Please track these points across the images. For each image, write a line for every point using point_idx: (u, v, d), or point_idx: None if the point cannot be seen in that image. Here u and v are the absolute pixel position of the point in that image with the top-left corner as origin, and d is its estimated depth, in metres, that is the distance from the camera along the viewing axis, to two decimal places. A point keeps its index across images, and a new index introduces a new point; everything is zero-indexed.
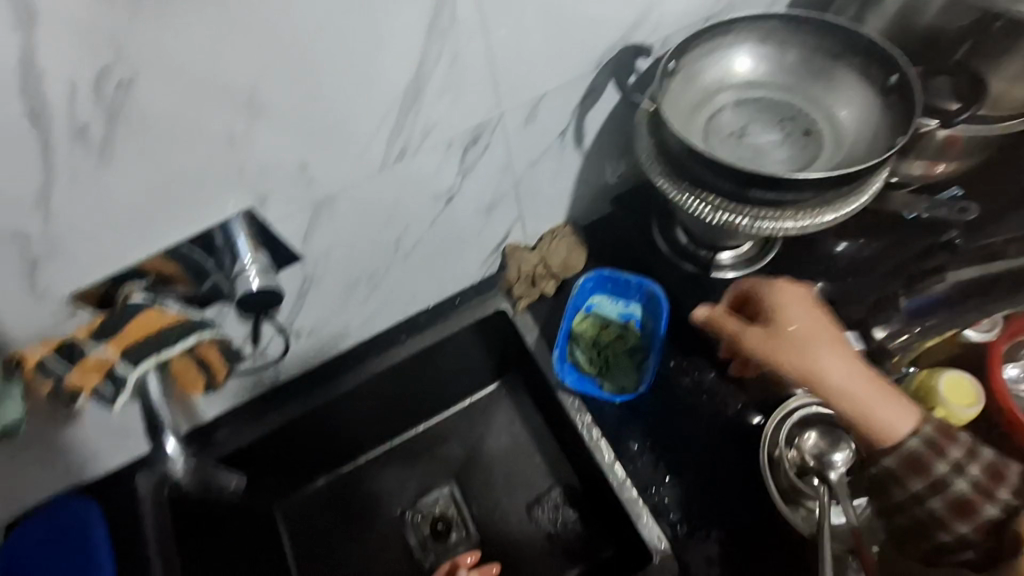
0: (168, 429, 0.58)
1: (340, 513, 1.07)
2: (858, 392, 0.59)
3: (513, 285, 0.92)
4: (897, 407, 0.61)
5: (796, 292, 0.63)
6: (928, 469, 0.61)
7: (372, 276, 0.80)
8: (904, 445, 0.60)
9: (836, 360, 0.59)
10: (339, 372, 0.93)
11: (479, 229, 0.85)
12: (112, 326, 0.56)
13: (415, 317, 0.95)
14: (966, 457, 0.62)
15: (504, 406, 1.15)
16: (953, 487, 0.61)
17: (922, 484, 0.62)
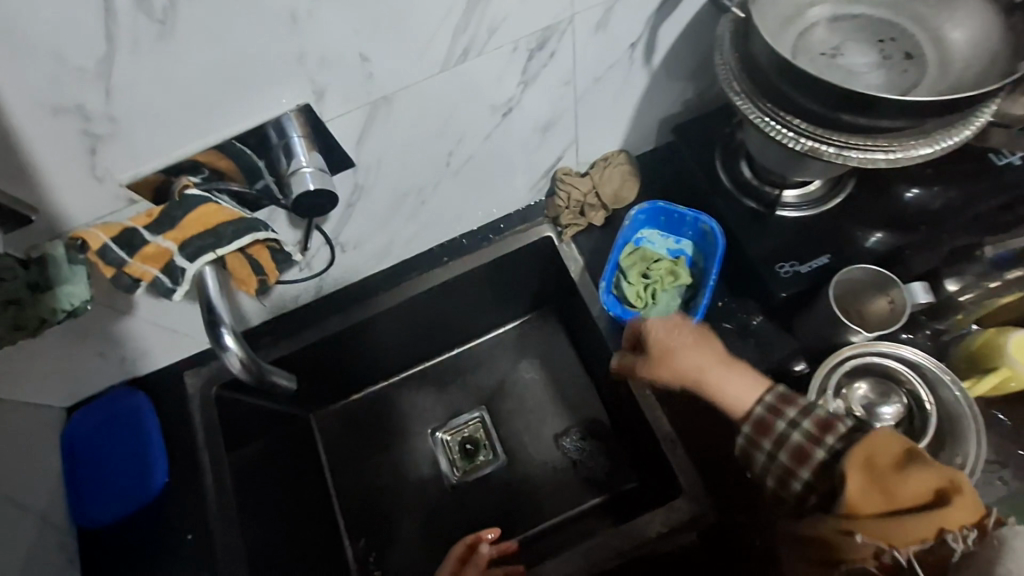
0: (226, 326, 0.56)
1: (374, 427, 1.11)
2: (725, 384, 0.59)
3: (561, 213, 0.90)
4: (729, 386, 0.59)
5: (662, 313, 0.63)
6: (768, 432, 0.59)
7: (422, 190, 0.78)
8: (749, 415, 0.60)
9: (694, 360, 0.60)
10: (379, 289, 0.93)
11: (532, 150, 0.81)
12: (171, 216, 0.55)
13: (458, 239, 0.93)
14: (798, 414, 0.58)
15: (537, 338, 1.15)
16: (793, 439, 0.58)
17: (773, 447, 0.59)
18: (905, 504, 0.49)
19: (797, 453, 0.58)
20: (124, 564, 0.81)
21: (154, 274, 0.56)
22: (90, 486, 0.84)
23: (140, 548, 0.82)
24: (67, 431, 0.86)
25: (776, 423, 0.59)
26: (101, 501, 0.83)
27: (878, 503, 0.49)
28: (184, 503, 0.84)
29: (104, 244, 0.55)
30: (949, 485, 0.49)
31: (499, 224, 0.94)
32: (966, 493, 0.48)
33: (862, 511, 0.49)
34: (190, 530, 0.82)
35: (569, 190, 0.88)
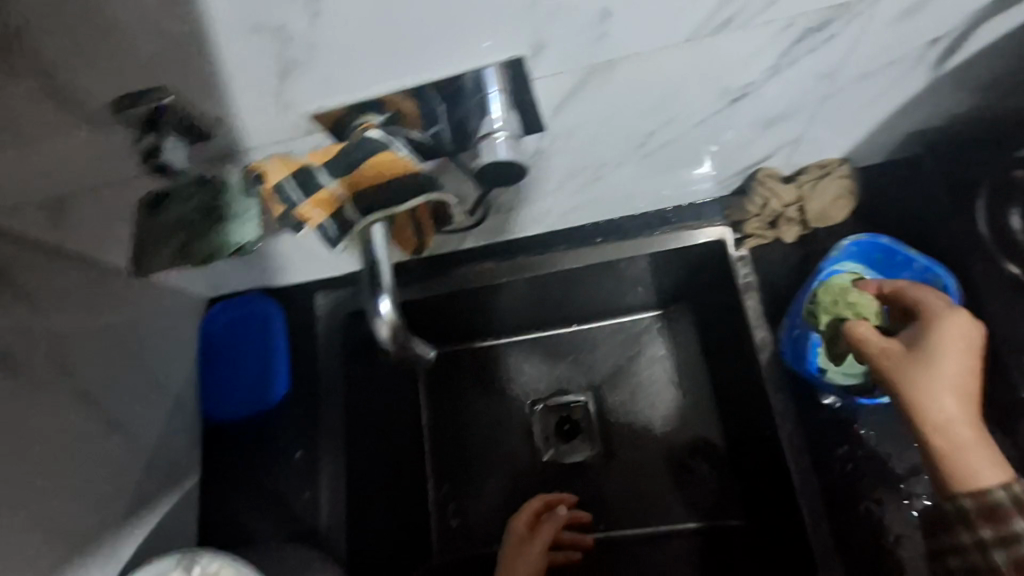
0: (386, 293, 0.54)
1: (474, 383, 1.08)
2: (974, 447, 0.52)
3: (748, 219, 0.77)
4: (979, 458, 0.52)
5: (963, 329, 0.55)
6: (999, 522, 0.51)
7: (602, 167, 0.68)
8: (981, 493, 0.51)
9: (959, 400, 0.53)
10: (519, 256, 0.86)
11: (740, 144, 0.68)
12: (347, 161, 0.51)
13: (615, 221, 0.83)
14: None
15: (663, 336, 1.05)
16: (1020, 533, 0.50)
17: (991, 534, 0.51)
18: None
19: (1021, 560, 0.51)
20: (238, 461, 0.86)
21: (320, 221, 0.51)
22: (219, 379, 0.88)
23: (253, 451, 0.86)
24: (206, 320, 0.90)
25: (1015, 518, 0.50)
26: (226, 399, 0.87)
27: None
28: (296, 419, 0.87)
29: (280, 182, 0.50)
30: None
31: (667, 215, 0.82)
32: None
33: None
34: (299, 449, 0.85)
35: (770, 198, 0.73)
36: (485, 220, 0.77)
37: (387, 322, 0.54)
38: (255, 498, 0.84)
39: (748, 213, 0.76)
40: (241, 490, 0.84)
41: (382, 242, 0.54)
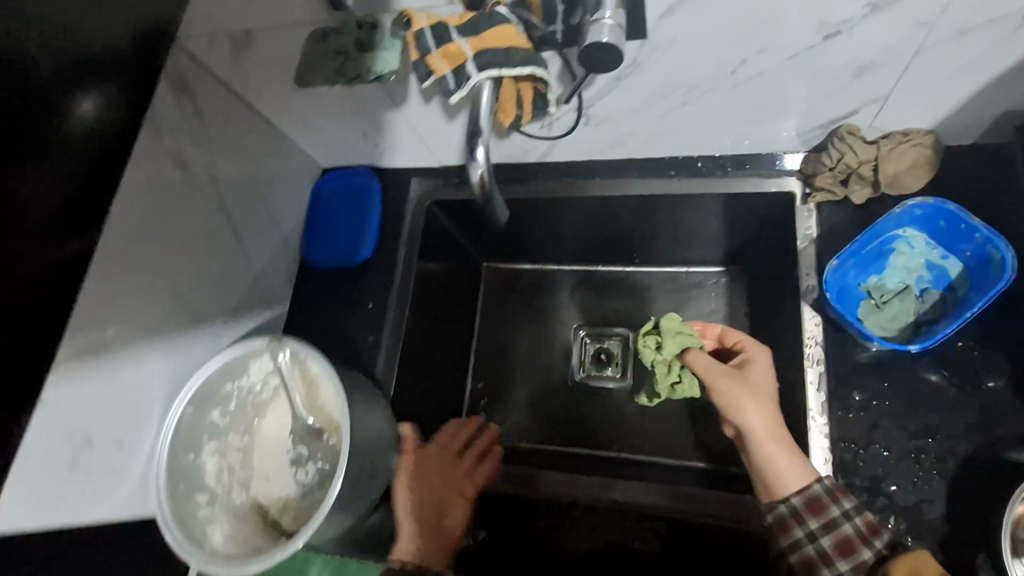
0: (483, 143, 0.63)
1: (527, 298, 1.17)
2: (779, 450, 0.72)
3: (821, 173, 0.80)
4: (783, 454, 0.72)
5: (761, 368, 0.82)
6: (820, 511, 0.67)
7: (689, 94, 0.75)
8: (805, 489, 0.69)
9: (762, 411, 0.76)
10: (597, 175, 0.93)
11: (828, 91, 0.72)
12: (476, 25, 0.61)
13: (693, 159, 0.89)
14: (852, 508, 0.66)
15: (714, 292, 1.08)
16: (840, 524, 0.66)
17: (818, 524, 0.67)
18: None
19: (843, 546, 0.66)
20: (319, 302, 1.00)
21: (444, 72, 0.63)
22: (318, 232, 1.03)
23: (332, 297, 0.99)
24: (319, 184, 1.06)
25: (830, 506, 0.67)
26: (321, 248, 1.01)
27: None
28: (373, 278, 1.00)
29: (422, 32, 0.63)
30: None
31: (743, 160, 0.87)
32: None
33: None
34: (372, 301, 0.98)
35: (846, 152, 0.77)
36: (574, 131, 0.86)
37: (477, 166, 0.64)
38: (325, 334, 0.97)
39: (822, 167, 0.80)
40: (316, 325, 0.98)
41: (489, 102, 0.63)
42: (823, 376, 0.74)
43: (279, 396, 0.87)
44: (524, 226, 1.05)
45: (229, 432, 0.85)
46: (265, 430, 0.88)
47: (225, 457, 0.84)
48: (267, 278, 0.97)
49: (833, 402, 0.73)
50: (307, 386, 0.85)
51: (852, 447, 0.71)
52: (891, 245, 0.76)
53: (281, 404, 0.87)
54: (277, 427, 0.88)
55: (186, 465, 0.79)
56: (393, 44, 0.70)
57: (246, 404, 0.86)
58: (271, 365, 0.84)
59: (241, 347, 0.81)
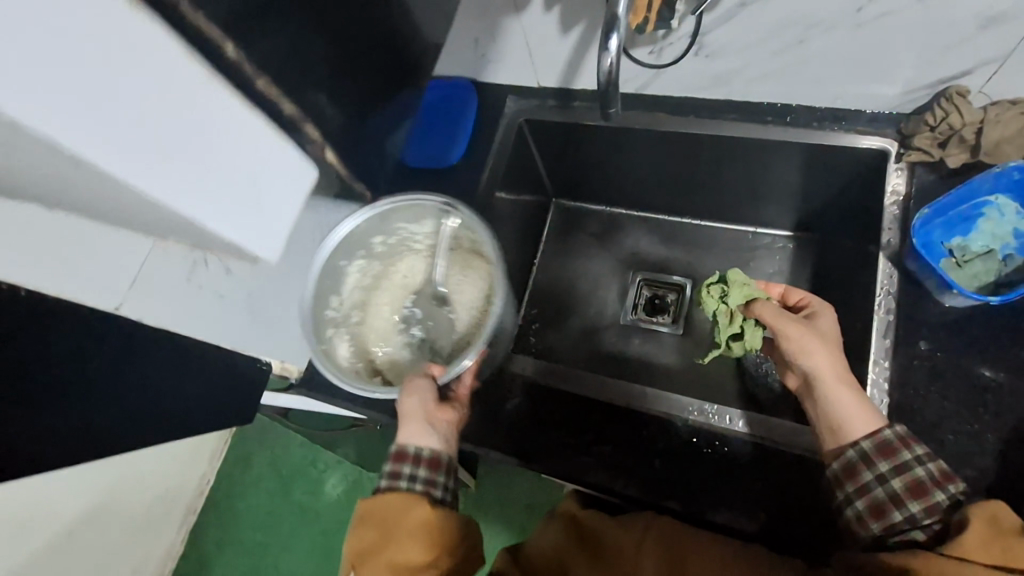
0: (619, 32, 0.67)
1: (591, 237, 1.20)
2: (848, 397, 0.70)
3: (920, 133, 0.82)
4: (853, 402, 0.70)
5: (830, 319, 0.78)
6: (891, 453, 0.65)
7: (807, 30, 0.77)
8: (877, 435, 0.67)
9: (834, 360, 0.73)
10: (692, 114, 0.96)
11: (948, 45, 0.73)
12: None
13: (790, 109, 0.91)
14: (923, 456, 0.64)
15: (778, 256, 1.09)
16: (910, 467, 0.64)
17: (887, 467, 0.65)
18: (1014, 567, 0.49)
19: (915, 489, 0.63)
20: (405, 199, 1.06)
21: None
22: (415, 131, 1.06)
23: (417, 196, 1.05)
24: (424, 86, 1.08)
25: (901, 450, 0.65)
26: (416, 147, 1.05)
27: (986, 549, 0.51)
28: (457, 186, 1.05)
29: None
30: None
31: (843, 115, 0.88)
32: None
33: (963, 549, 0.52)
34: None
35: (951, 111, 0.77)
36: (680, 61, 0.88)
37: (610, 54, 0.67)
38: None
39: (922, 126, 0.81)
40: None
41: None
42: (891, 324, 0.76)
43: (422, 256, 0.96)
44: (607, 162, 1.09)
45: (377, 258, 0.95)
46: (393, 275, 0.96)
47: (363, 276, 0.94)
48: None
49: (900, 349, 0.75)
50: (463, 261, 0.93)
51: (913, 392, 0.72)
52: (981, 209, 0.77)
53: (421, 262, 0.96)
54: (407, 276, 0.97)
55: (336, 268, 0.88)
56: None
57: (405, 248, 0.95)
58: (439, 228, 0.92)
59: (423, 198, 0.87)
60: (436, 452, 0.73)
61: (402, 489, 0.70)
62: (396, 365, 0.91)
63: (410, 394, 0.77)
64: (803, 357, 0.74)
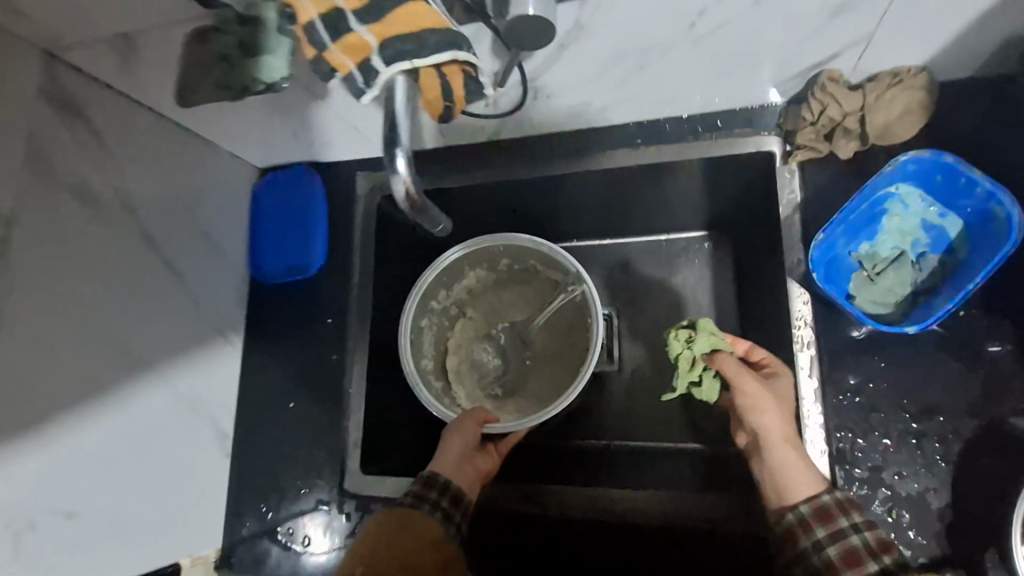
0: (403, 150, 0.55)
1: None
2: (792, 463, 0.63)
3: (801, 128, 0.70)
4: (799, 467, 0.63)
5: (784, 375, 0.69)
6: (828, 520, 0.59)
7: (643, 54, 0.65)
8: (813, 501, 0.61)
9: (783, 420, 0.65)
10: (556, 151, 0.84)
11: (804, 37, 0.62)
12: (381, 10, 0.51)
13: (660, 123, 0.79)
14: (861, 521, 0.59)
15: (698, 259, 1.01)
16: (848, 536, 0.58)
17: (824, 534, 0.59)
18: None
19: (851, 558, 0.57)
20: (280, 321, 0.94)
21: (350, 69, 0.52)
22: (266, 241, 0.96)
23: (293, 314, 0.94)
24: (256, 191, 0.98)
25: (839, 518, 0.59)
26: (274, 258, 0.95)
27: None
28: (332, 292, 0.94)
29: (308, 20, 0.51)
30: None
31: (717, 121, 0.77)
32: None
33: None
34: (331, 315, 0.92)
35: (830, 103, 0.67)
36: (522, 108, 0.76)
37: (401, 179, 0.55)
38: (292, 352, 0.93)
39: (802, 122, 0.70)
40: (278, 348, 0.93)
41: (404, 96, 0.54)
42: (816, 360, 0.68)
43: (533, 298, 0.99)
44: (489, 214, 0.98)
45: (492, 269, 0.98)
46: (498, 302, 1.00)
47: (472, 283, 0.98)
48: (215, 305, 0.90)
49: (827, 388, 0.67)
50: (572, 330, 0.96)
51: (847, 435, 0.66)
52: (883, 206, 0.68)
53: (529, 303, 1.00)
54: (508, 308, 1.01)
55: (456, 267, 0.94)
56: (279, 56, 0.64)
57: (525, 277, 0.98)
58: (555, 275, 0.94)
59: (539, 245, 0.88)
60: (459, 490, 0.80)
61: (419, 511, 0.76)
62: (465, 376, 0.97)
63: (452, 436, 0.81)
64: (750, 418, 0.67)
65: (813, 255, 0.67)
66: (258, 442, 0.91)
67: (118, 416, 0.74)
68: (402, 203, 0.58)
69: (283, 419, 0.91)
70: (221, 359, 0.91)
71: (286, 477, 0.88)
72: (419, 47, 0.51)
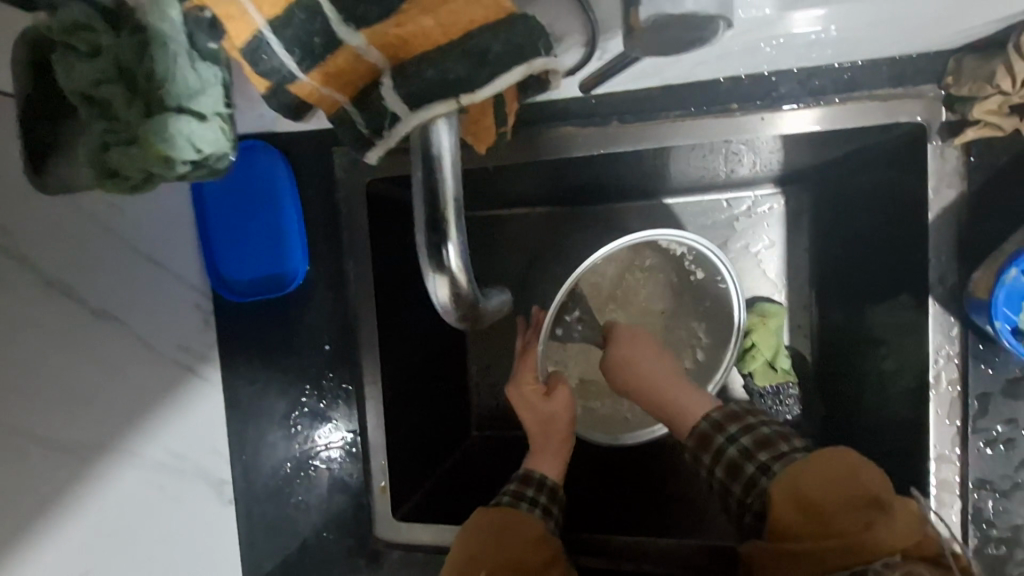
0: (454, 238, 0.32)
1: (521, 258, 0.89)
2: (680, 400, 0.66)
3: (982, 98, 0.51)
4: (686, 396, 0.66)
5: (630, 328, 0.74)
6: (708, 445, 0.61)
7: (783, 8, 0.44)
8: (694, 430, 0.62)
9: (648, 362, 0.70)
10: (613, 119, 0.60)
11: None
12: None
13: (771, 79, 0.57)
14: (738, 431, 0.59)
15: (768, 222, 0.83)
16: (726, 451, 0.59)
17: (720, 469, 0.59)
18: (839, 544, 0.47)
19: (734, 467, 0.57)
20: (265, 343, 0.76)
21: (343, 105, 0.35)
22: (229, 244, 0.74)
23: (280, 333, 0.76)
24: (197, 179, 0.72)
25: (715, 439, 0.61)
26: (243, 265, 0.74)
27: (804, 525, 0.49)
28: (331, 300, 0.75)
29: (258, 32, 0.32)
30: (876, 505, 0.47)
31: (854, 80, 0.56)
32: (893, 515, 0.46)
33: (786, 531, 0.50)
34: (328, 341, 0.75)
35: None
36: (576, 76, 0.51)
37: (443, 274, 0.33)
38: (286, 380, 0.76)
39: (986, 88, 0.50)
40: (267, 376, 0.76)
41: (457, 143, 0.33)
42: (958, 399, 0.57)
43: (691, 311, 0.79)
44: (535, 184, 0.76)
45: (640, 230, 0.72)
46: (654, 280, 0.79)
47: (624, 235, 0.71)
48: (173, 340, 0.69)
49: (970, 435, 0.57)
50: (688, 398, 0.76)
51: (988, 489, 0.57)
52: None
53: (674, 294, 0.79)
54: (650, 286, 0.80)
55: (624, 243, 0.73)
56: (209, 119, 0.47)
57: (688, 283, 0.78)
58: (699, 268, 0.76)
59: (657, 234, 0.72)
60: (558, 483, 0.68)
61: (524, 511, 0.63)
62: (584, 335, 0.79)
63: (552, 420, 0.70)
64: (621, 375, 0.70)
65: (999, 293, 0.51)
66: (261, 483, 0.77)
67: (79, 530, 0.57)
68: (446, 316, 0.34)
69: (291, 458, 0.76)
70: (195, 398, 0.72)
71: (306, 521, 0.76)
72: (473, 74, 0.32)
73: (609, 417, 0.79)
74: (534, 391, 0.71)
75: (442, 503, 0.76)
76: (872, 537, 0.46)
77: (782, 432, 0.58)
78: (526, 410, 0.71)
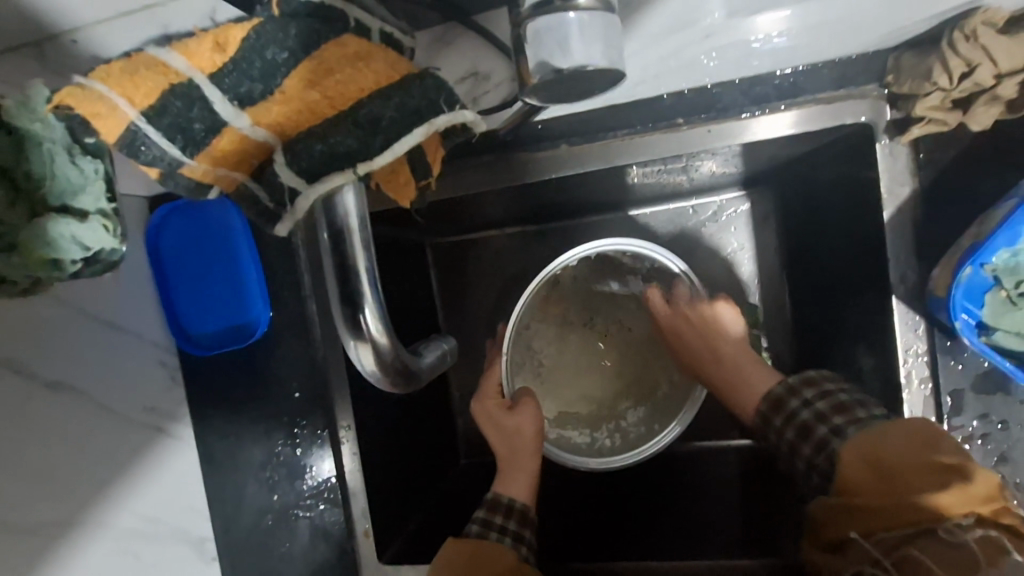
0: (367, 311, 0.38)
1: (495, 281, 0.88)
2: (745, 380, 0.63)
3: (923, 96, 0.50)
4: (746, 374, 0.63)
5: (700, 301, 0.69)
6: (773, 410, 0.59)
7: (731, 12, 0.44)
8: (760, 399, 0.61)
9: (716, 338, 0.67)
10: (562, 143, 0.60)
11: None
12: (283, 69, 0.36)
13: (713, 91, 0.56)
14: (813, 395, 0.56)
15: (735, 224, 0.82)
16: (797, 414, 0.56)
17: (794, 432, 0.56)
18: (911, 507, 0.44)
19: (803, 432, 0.55)
20: (236, 393, 0.74)
21: (240, 182, 0.41)
22: (191, 296, 0.74)
23: (250, 382, 0.74)
24: (151, 233, 0.72)
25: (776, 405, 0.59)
26: (206, 317, 0.74)
27: (877, 490, 0.47)
28: (298, 345, 0.73)
29: (132, 124, 0.37)
30: (958, 473, 0.44)
31: (797, 85, 0.55)
32: (975, 482, 0.44)
33: (854, 492, 0.48)
34: (298, 386, 0.73)
35: (982, 63, 0.46)
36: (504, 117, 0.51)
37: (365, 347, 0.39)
38: (260, 429, 0.74)
39: (924, 85, 0.49)
40: (241, 426, 0.74)
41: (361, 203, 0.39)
42: (931, 398, 0.56)
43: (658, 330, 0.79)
44: (507, 208, 0.75)
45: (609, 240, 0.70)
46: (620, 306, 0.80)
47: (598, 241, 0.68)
48: (141, 401, 0.68)
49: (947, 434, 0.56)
50: (660, 416, 0.76)
51: None
52: None
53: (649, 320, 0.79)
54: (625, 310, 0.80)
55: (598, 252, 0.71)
56: (90, 218, 0.46)
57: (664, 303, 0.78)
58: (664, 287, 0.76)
59: (638, 245, 0.69)
60: (528, 505, 0.66)
61: (493, 542, 0.61)
62: (558, 350, 0.79)
63: (520, 430, 0.68)
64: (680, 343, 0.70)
65: (956, 292, 0.51)
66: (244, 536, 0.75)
67: None
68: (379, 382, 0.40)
69: (271, 507, 0.75)
70: (166, 458, 0.70)
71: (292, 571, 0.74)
72: (373, 141, 0.37)
73: (588, 445, 0.75)
74: (497, 404, 0.70)
75: (431, 535, 0.75)
76: (948, 503, 0.44)
77: (862, 398, 0.54)
78: (490, 423, 0.70)
